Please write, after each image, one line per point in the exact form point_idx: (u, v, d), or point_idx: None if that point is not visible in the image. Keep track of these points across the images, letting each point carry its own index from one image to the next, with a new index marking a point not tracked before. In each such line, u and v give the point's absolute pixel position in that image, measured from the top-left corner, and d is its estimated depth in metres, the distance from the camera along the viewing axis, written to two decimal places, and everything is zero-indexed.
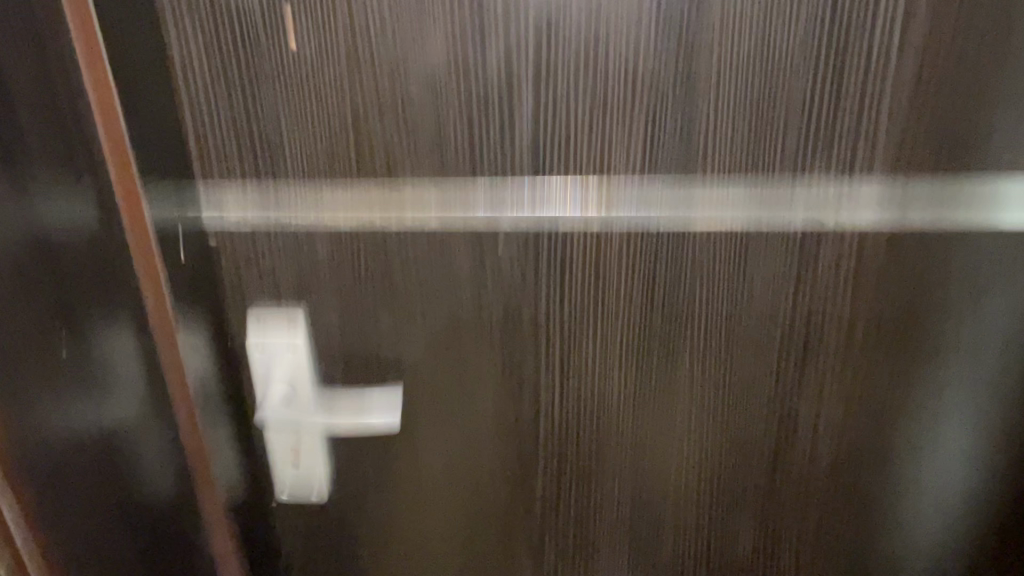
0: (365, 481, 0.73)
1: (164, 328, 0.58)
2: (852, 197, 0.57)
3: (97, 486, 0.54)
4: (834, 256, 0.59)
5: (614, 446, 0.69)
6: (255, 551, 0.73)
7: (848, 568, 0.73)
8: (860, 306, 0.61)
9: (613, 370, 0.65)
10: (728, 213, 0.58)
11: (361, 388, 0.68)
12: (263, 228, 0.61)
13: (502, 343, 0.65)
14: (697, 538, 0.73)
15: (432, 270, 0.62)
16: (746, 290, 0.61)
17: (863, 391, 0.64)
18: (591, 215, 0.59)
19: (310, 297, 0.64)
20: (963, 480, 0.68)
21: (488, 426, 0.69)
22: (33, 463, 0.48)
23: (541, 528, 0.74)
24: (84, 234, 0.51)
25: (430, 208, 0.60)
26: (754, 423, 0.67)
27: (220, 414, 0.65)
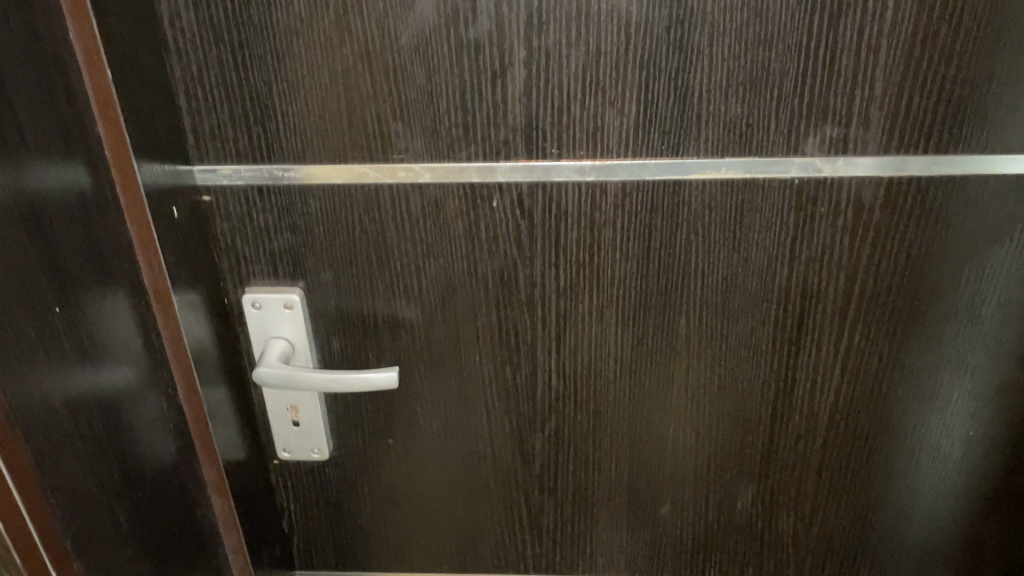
0: (363, 440, 0.73)
1: (158, 290, 0.58)
2: (849, 146, 0.56)
3: (96, 448, 0.54)
4: (831, 206, 0.59)
5: (611, 402, 0.69)
6: (256, 512, 0.73)
7: (845, 520, 0.74)
8: (857, 257, 0.61)
9: (610, 327, 0.65)
10: (725, 164, 0.58)
11: (358, 349, 0.68)
12: (255, 187, 0.61)
13: (499, 300, 0.65)
14: (695, 494, 0.73)
15: (427, 227, 0.62)
16: (743, 243, 0.61)
17: (860, 343, 0.64)
18: (587, 168, 0.58)
19: (304, 257, 0.64)
20: (960, 432, 0.68)
21: (485, 384, 0.69)
22: (31, 425, 0.48)
23: (540, 485, 0.74)
24: (75, 195, 0.51)
25: (423, 165, 0.59)
26: (752, 377, 0.67)
27: (217, 376, 0.65)
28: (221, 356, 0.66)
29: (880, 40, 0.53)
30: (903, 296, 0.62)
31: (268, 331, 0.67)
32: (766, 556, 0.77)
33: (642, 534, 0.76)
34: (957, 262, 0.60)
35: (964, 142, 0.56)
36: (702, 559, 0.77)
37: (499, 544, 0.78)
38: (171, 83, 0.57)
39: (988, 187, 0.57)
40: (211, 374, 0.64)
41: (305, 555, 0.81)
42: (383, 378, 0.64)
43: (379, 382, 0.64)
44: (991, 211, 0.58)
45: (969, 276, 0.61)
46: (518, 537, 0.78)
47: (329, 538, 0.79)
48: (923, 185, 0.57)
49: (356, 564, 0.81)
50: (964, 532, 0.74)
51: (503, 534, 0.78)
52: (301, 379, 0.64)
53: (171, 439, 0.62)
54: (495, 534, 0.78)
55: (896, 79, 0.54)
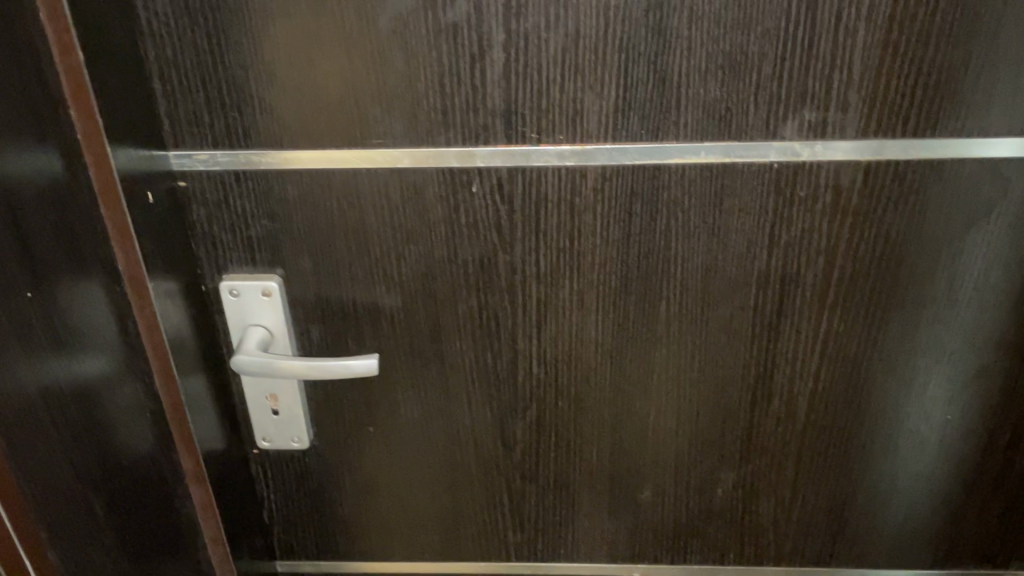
0: (344, 429, 0.73)
1: (134, 281, 0.57)
2: (828, 130, 0.57)
3: (70, 436, 0.53)
4: (810, 191, 0.59)
5: (592, 389, 0.69)
6: (236, 502, 0.72)
7: (825, 505, 0.74)
8: (836, 241, 0.61)
9: (591, 313, 0.65)
10: (705, 149, 0.58)
11: (338, 337, 0.67)
12: (232, 173, 0.60)
13: (479, 287, 0.64)
14: (676, 480, 0.73)
15: (406, 213, 0.61)
16: (723, 227, 0.61)
17: (839, 328, 0.65)
18: (566, 153, 0.58)
19: (282, 244, 0.63)
20: (938, 416, 0.69)
21: (466, 371, 0.69)
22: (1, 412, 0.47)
23: (522, 472, 0.74)
24: (46, 179, 0.50)
25: (402, 150, 0.59)
26: (732, 363, 0.67)
27: (196, 365, 0.64)
28: (198, 345, 0.65)
29: (857, 24, 0.53)
30: (881, 280, 0.62)
31: (246, 319, 0.66)
32: (747, 542, 0.77)
33: (624, 520, 0.76)
34: (934, 246, 0.61)
35: (941, 126, 0.56)
36: (684, 545, 0.77)
37: (481, 532, 0.78)
38: (145, 67, 0.56)
39: (964, 171, 0.58)
40: (188, 364, 0.63)
41: (286, 545, 0.80)
42: (363, 366, 0.64)
43: (358, 370, 0.64)
44: (968, 195, 0.59)
45: (947, 260, 0.61)
46: (500, 525, 0.78)
47: (311, 527, 0.79)
48: (900, 169, 0.58)
49: (337, 554, 0.81)
50: (942, 516, 0.74)
51: (486, 522, 0.77)
52: (280, 365, 0.64)
53: (148, 429, 0.62)
54: (477, 522, 0.78)
55: (873, 63, 0.54)
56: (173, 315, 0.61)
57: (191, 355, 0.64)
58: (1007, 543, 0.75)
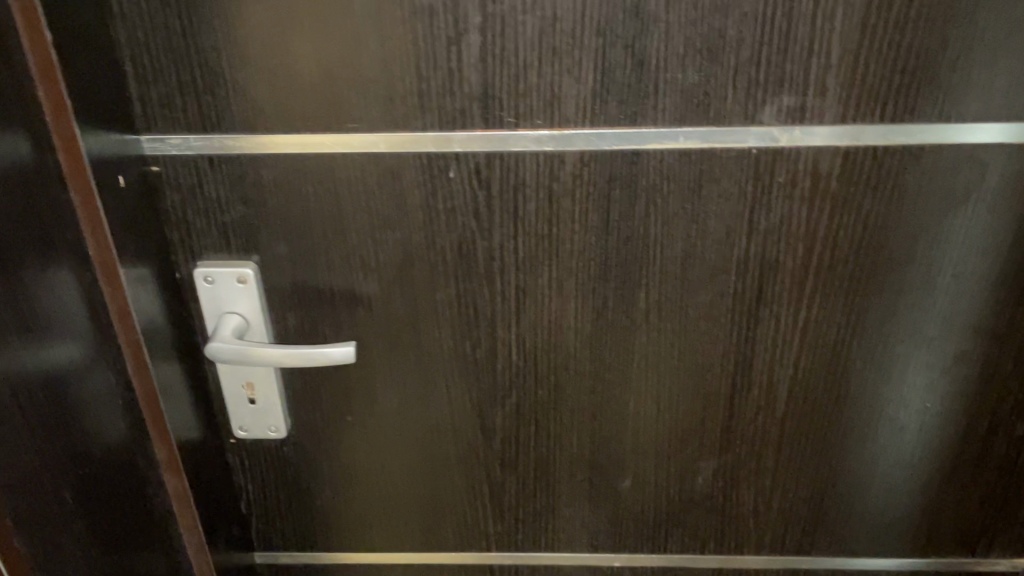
0: (322, 418, 0.72)
1: (105, 263, 0.56)
2: (806, 115, 0.56)
3: (37, 421, 0.52)
4: (789, 177, 0.59)
5: (572, 377, 0.68)
6: (212, 492, 0.72)
7: (805, 493, 0.74)
8: (815, 227, 0.61)
9: (569, 300, 0.65)
10: (683, 134, 0.57)
11: (315, 325, 0.67)
12: (206, 157, 0.59)
13: (458, 274, 0.64)
14: (656, 468, 0.73)
15: (383, 199, 0.61)
16: (702, 214, 0.60)
17: (819, 315, 0.65)
18: (544, 138, 0.58)
19: (257, 230, 0.62)
20: (917, 403, 0.69)
21: (445, 359, 0.68)
22: None
23: (502, 461, 0.74)
24: (14, 164, 0.49)
25: (378, 134, 0.58)
26: (712, 351, 0.66)
27: (170, 353, 0.64)
28: (172, 333, 0.64)
29: (836, 8, 0.53)
30: (860, 267, 0.62)
31: (221, 306, 0.65)
32: (727, 530, 0.77)
33: (604, 509, 0.76)
34: (913, 233, 0.61)
35: (919, 111, 0.56)
36: (665, 533, 0.77)
37: (461, 522, 0.78)
38: (116, 49, 0.55)
39: (943, 157, 0.58)
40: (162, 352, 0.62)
41: (264, 535, 0.79)
42: (340, 353, 0.63)
43: (335, 357, 0.63)
44: (946, 181, 0.59)
45: (925, 247, 0.61)
46: (480, 514, 0.77)
47: (289, 517, 0.78)
48: (879, 154, 0.58)
49: (316, 544, 0.80)
50: (922, 504, 0.74)
51: (465, 511, 0.77)
52: (257, 354, 0.63)
53: (122, 417, 0.61)
54: (457, 511, 0.77)
55: (851, 48, 0.54)
56: (145, 301, 0.60)
57: (165, 344, 0.63)
58: (986, 531, 0.75)
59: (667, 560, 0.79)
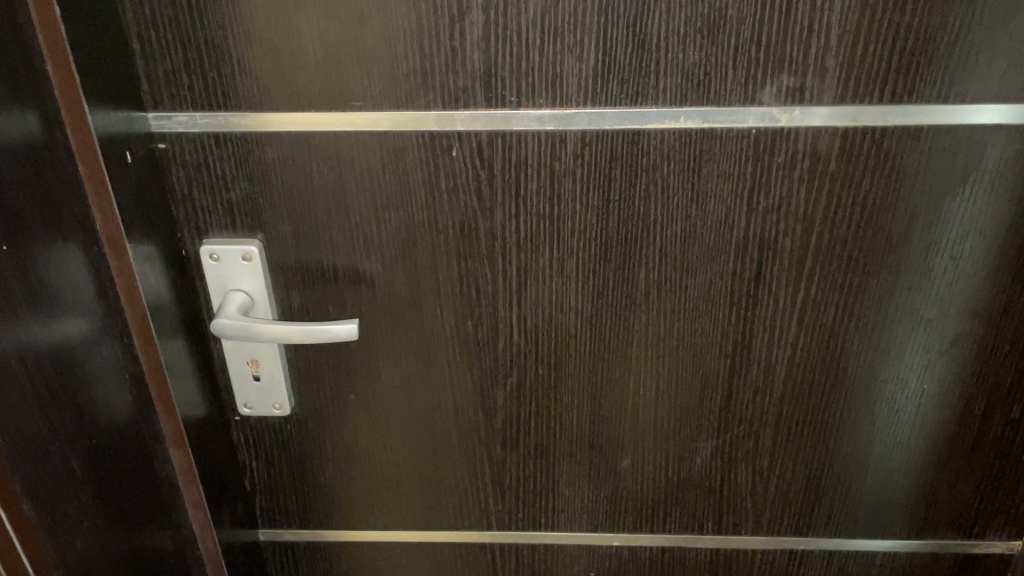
0: (325, 396, 0.73)
1: (112, 237, 0.57)
2: (805, 95, 0.57)
3: (48, 393, 0.53)
4: (788, 157, 0.59)
5: (572, 357, 0.69)
6: (217, 469, 0.73)
7: (802, 474, 0.75)
8: (814, 208, 0.61)
9: (570, 280, 0.65)
10: (683, 114, 0.58)
11: (318, 303, 0.68)
12: (211, 135, 0.60)
13: (460, 253, 0.65)
14: (655, 448, 0.74)
15: (386, 178, 0.61)
16: (702, 194, 0.61)
17: (816, 297, 0.65)
18: (546, 117, 0.58)
19: (262, 208, 0.63)
20: (914, 385, 0.69)
21: (447, 338, 0.69)
22: None
23: (502, 440, 0.75)
24: (25, 142, 0.49)
25: (381, 113, 0.59)
26: (711, 332, 0.67)
27: (175, 329, 0.64)
28: (177, 310, 0.65)
29: None
30: (858, 248, 0.63)
31: (226, 284, 0.66)
32: (726, 511, 0.78)
33: (604, 490, 0.77)
34: (910, 214, 0.61)
35: (917, 92, 0.57)
36: (663, 514, 0.78)
37: (462, 501, 0.79)
38: (124, 27, 0.56)
39: (940, 138, 0.58)
40: (167, 327, 0.63)
41: (268, 513, 0.80)
42: (343, 330, 0.64)
43: (338, 335, 0.64)
44: (944, 162, 0.59)
45: (922, 228, 0.62)
46: (480, 493, 0.78)
47: (292, 494, 0.79)
48: (877, 135, 0.58)
49: (319, 522, 0.81)
50: (918, 485, 0.75)
51: (466, 490, 0.78)
52: (262, 330, 0.64)
53: (128, 392, 0.62)
54: (458, 490, 0.78)
55: (851, 28, 0.54)
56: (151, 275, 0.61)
57: (170, 321, 0.64)
58: (982, 513, 0.76)
59: (666, 541, 0.80)
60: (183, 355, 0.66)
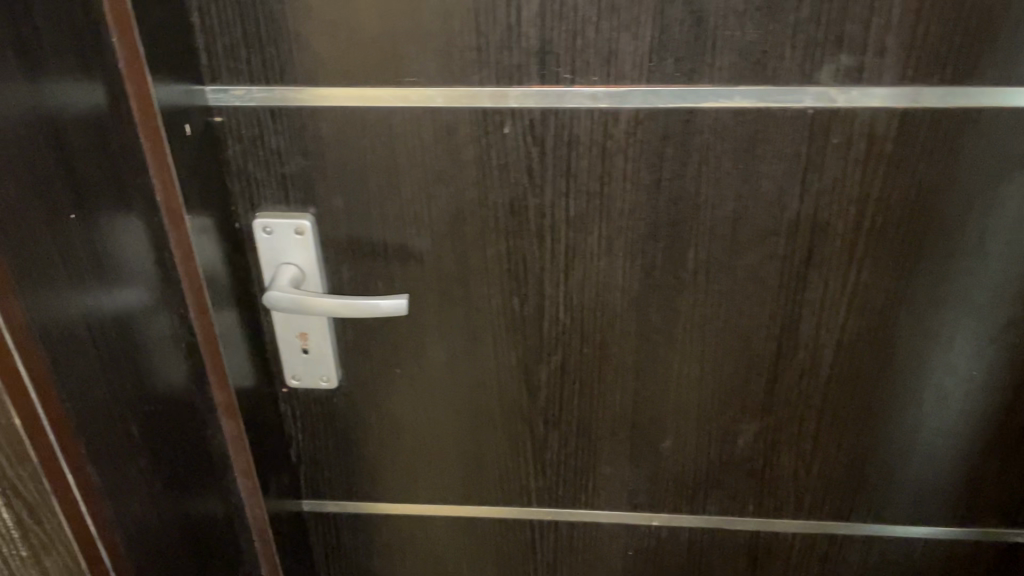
0: (372, 370, 0.74)
1: (171, 209, 0.58)
2: (864, 75, 0.56)
3: (109, 359, 0.54)
4: (844, 138, 0.59)
5: (618, 336, 0.69)
6: (265, 439, 0.74)
7: (844, 458, 0.75)
8: (868, 190, 0.61)
9: (618, 259, 0.65)
10: (738, 93, 0.57)
11: (368, 277, 0.68)
12: (267, 109, 0.61)
13: (508, 230, 0.65)
14: (698, 430, 0.74)
15: (438, 154, 0.62)
16: (755, 174, 0.61)
17: (867, 280, 0.65)
18: (600, 95, 0.58)
19: (315, 183, 0.64)
20: (962, 370, 0.69)
21: (493, 315, 0.69)
22: (46, 323, 0.48)
23: (545, 418, 0.75)
24: (93, 111, 0.51)
25: (436, 89, 0.59)
26: (758, 313, 0.67)
27: (228, 300, 0.66)
28: (230, 281, 0.66)
29: None
30: (910, 231, 0.62)
31: (278, 257, 0.67)
32: (766, 494, 0.78)
33: (645, 470, 0.77)
34: (966, 197, 0.61)
35: (979, 73, 0.56)
36: (704, 495, 0.78)
37: (502, 477, 0.80)
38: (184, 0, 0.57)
39: (1001, 120, 0.57)
40: (220, 297, 0.64)
41: (312, 484, 0.82)
42: (392, 305, 0.65)
43: (387, 309, 0.65)
44: (1003, 144, 0.58)
45: (978, 211, 0.61)
46: (521, 470, 0.79)
47: (336, 467, 0.80)
48: (936, 116, 0.57)
49: (361, 494, 0.82)
50: (962, 471, 0.75)
51: (508, 466, 0.79)
52: (316, 303, 0.65)
53: (182, 361, 0.63)
54: (499, 466, 0.79)
55: (913, 7, 0.54)
56: (206, 245, 0.62)
57: (224, 291, 0.65)
58: None
59: (705, 522, 0.80)
60: (235, 325, 0.67)
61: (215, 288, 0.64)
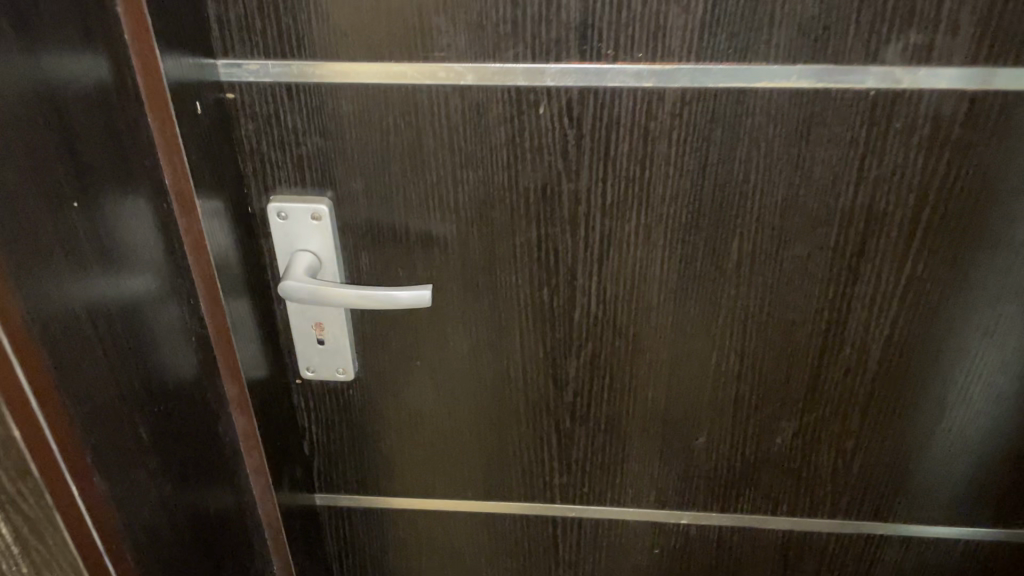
0: (390, 361, 0.70)
1: (181, 193, 0.54)
2: (933, 54, 0.52)
3: (116, 357, 0.50)
4: (907, 122, 0.54)
5: (652, 330, 0.65)
6: (278, 433, 0.70)
7: (886, 458, 0.71)
8: (929, 178, 0.57)
9: (656, 249, 0.61)
10: (796, 72, 0.53)
11: (388, 265, 0.64)
12: (283, 84, 0.56)
13: (540, 218, 0.61)
14: (733, 426, 0.70)
15: (467, 135, 0.57)
16: (809, 159, 0.56)
17: (922, 273, 0.61)
18: (644, 73, 0.54)
19: (334, 165, 0.59)
20: (1016, 367, 0.65)
21: (520, 306, 0.65)
22: (50, 324, 0.44)
23: (571, 413, 0.71)
24: (96, 86, 0.46)
25: (466, 65, 0.55)
26: (804, 307, 0.63)
27: (241, 288, 0.61)
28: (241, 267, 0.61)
29: None
30: (971, 222, 0.58)
31: (293, 243, 0.63)
32: (802, 493, 0.74)
33: (675, 467, 0.74)
34: None
35: None
36: (736, 493, 0.75)
37: (525, 473, 0.76)
38: None
39: None
40: (231, 285, 0.60)
41: (326, 477, 0.78)
42: (413, 297, 0.61)
43: (408, 301, 0.61)
44: None
45: None
46: (545, 465, 0.75)
47: (351, 460, 0.77)
48: (1008, 100, 0.53)
49: (377, 488, 0.79)
50: (1009, 472, 0.71)
51: (531, 462, 0.75)
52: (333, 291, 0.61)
53: (193, 353, 0.59)
54: (522, 461, 0.75)
55: None
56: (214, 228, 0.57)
57: (234, 278, 0.60)
58: None
59: (736, 520, 0.77)
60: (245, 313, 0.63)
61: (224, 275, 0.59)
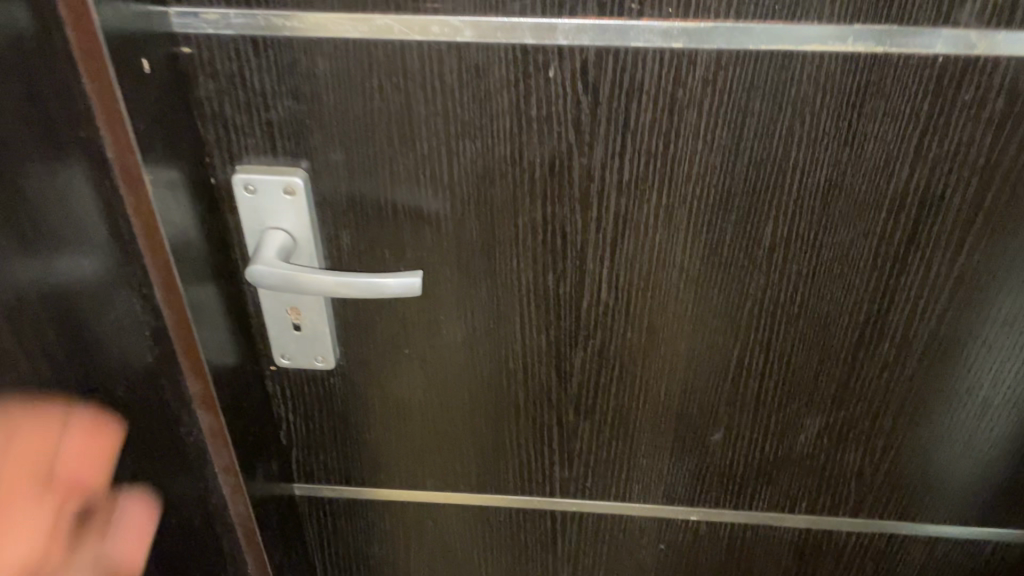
0: (376, 349, 0.63)
1: (125, 167, 0.45)
2: (1016, 16, 0.44)
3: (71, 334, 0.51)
4: (978, 94, 0.47)
5: (669, 321, 0.58)
6: (250, 425, 0.64)
7: (921, 457, 0.65)
8: (997, 158, 0.49)
9: (678, 233, 0.54)
10: (853, 33, 0.45)
11: (373, 245, 0.56)
12: (249, 39, 0.48)
13: (546, 195, 0.53)
14: (754, 422, 0.64)
15: (464, 101, 0.49)
16: (859, 135, 0.49)
17: (979, 263, 0.54)
18: (674, 32, 0.46)
19: (309, 132, 0.51)
20: None
21: (522, 292, 0.58)
22: None
23: (576, 406, 0.65)
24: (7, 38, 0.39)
25: (464, 18, 0.46)
26: (842, 298, 0.56)
27: (205, 272, 0.54)
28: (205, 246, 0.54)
29: None
30: None
31: (263, 220, 0.55)
32: (823, 492, 0.68)
33: (687, 463, 0.68)
34: None
35: None
36: (752, 491, 0.69)
37: (523, 466, 0.70)
38: None
39: None
40: (196, 269, 0.52)
41: (305, 468, 0.72)
42: (401, 285, 0.53)
43: (395, 289, 0.53)
44: None
45: None
46: (545, 459, 0.69)
47: (333, 451, 0.70)
48: None
49: (362, 480, 0.72)
50: None
51: (529, 455, 0.69)
52: (362, 286, 0.53)
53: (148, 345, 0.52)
54: (519, 454, 0.69)
55: None
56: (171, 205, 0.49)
57: (197, 261, 0.53)
58: None
59: (750, 518, 0.71)
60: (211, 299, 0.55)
61: (189, 258, 0.51)
